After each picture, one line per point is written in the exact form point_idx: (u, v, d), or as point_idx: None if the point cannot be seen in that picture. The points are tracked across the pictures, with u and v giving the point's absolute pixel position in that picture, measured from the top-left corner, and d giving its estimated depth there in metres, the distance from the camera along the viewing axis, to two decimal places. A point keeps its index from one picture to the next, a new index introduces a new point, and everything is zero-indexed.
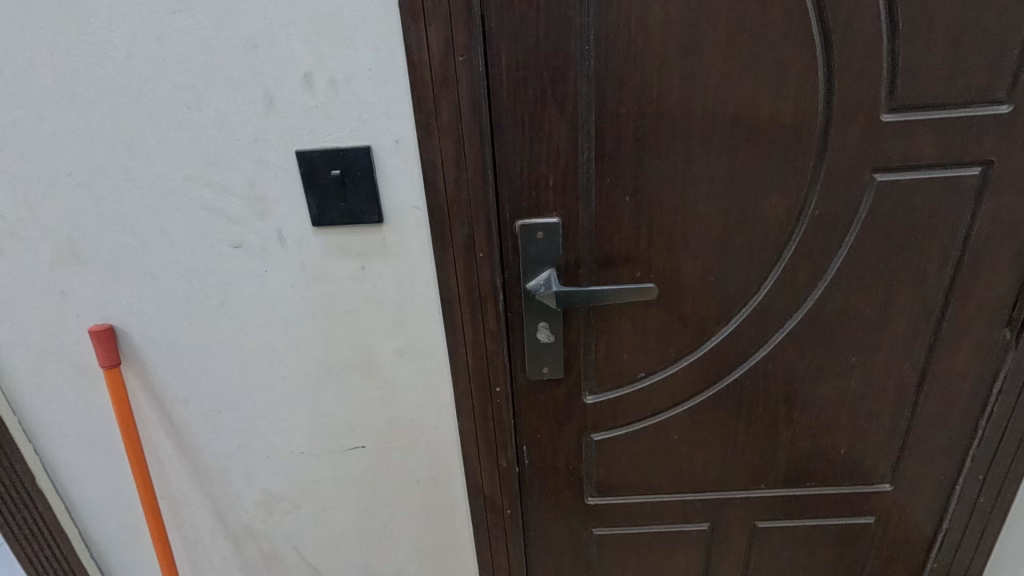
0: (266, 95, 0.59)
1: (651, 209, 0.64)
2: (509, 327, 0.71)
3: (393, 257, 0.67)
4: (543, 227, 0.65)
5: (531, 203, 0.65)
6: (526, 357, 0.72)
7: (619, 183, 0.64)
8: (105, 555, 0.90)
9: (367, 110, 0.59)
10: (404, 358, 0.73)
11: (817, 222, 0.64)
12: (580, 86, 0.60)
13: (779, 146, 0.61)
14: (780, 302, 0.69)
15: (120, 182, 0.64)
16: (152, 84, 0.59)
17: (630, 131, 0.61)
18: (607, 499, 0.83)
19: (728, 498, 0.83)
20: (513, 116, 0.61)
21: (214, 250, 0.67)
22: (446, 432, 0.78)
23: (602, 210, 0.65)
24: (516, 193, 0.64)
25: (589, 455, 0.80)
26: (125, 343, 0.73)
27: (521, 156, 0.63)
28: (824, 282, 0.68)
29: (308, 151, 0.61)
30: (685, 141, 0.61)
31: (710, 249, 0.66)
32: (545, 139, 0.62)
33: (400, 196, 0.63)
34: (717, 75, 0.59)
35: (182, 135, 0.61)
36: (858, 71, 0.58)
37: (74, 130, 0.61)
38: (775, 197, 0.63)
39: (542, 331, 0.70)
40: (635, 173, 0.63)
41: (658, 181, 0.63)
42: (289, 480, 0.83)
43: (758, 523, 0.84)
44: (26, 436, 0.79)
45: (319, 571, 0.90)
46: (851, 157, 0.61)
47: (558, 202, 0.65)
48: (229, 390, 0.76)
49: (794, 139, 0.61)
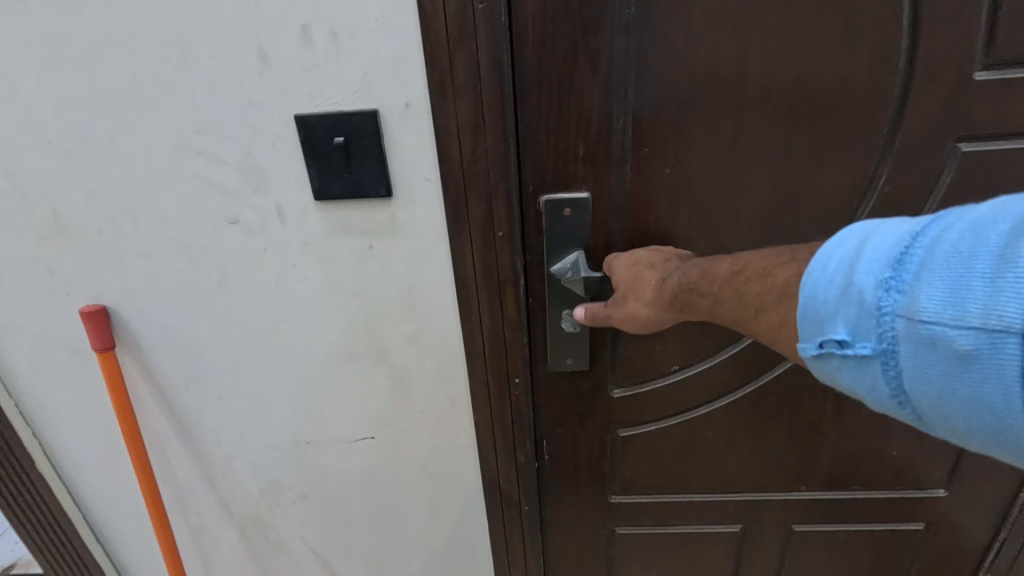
0: (260, 51, 0.52)
1: (693, 184, 0.57)
2: (529, 314, 0.64)
3: (402, 235, 0.60)
4: (570, 204, 0.58)
5: (557, 176, 0.58)
6: (549, 346, 0.66)
7: (657, 154, 0.56)
8: (110, 540, 0.88)
9: (373, 68, 0.52)
10: (415, 345, 0.67)
11: (885, 201, 0.56)
12: (617, 39, 0.52)
13: (847, 110, 0.53)
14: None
15: (105, 151, 0.58)
16: (133, 40, 0.53)
17: (674, 93, 0.53)
18: (633, 498, 0.78)
19: (764, 501, 0.77)
20: (538, 75, 0.53)
21: (209, 226, 0.61)
22: (460, 423, 0.73)
23: (637, 185, 0.58)
24: (539, 164, 0.57)
25: (614, 451, 0.74)
26: (119, 325, 0.68)
27: (548, 122, 0.55)
28: None
29: (307, 116, 0.55)
30: (737, 105, 0.53)
31: (759, 229, 0.58)
32: (575, 102, 0.54)
33: (410, 167, 0.56)
34: (780, 26, 0.50)
35: (169, 97, 0.55)
36: (951, 20, 0.49)
37: (52, 92, 0.55)
38: (838, 171, 0.55)
39: (568, 321, 0.63)
40: (677, 143, 0.55)
41: (704, 150, 0.55)
42: (296, 470, 0.79)
43: (794, 527, 0.78)
44: (24, 419, 0.76)
45: (328, 561, 0.87)
46: (932, 125, 0.53)
47: (588, 175, 0.58)
48: (230, 376, 0.72)
49: (865, 103, 0.53)
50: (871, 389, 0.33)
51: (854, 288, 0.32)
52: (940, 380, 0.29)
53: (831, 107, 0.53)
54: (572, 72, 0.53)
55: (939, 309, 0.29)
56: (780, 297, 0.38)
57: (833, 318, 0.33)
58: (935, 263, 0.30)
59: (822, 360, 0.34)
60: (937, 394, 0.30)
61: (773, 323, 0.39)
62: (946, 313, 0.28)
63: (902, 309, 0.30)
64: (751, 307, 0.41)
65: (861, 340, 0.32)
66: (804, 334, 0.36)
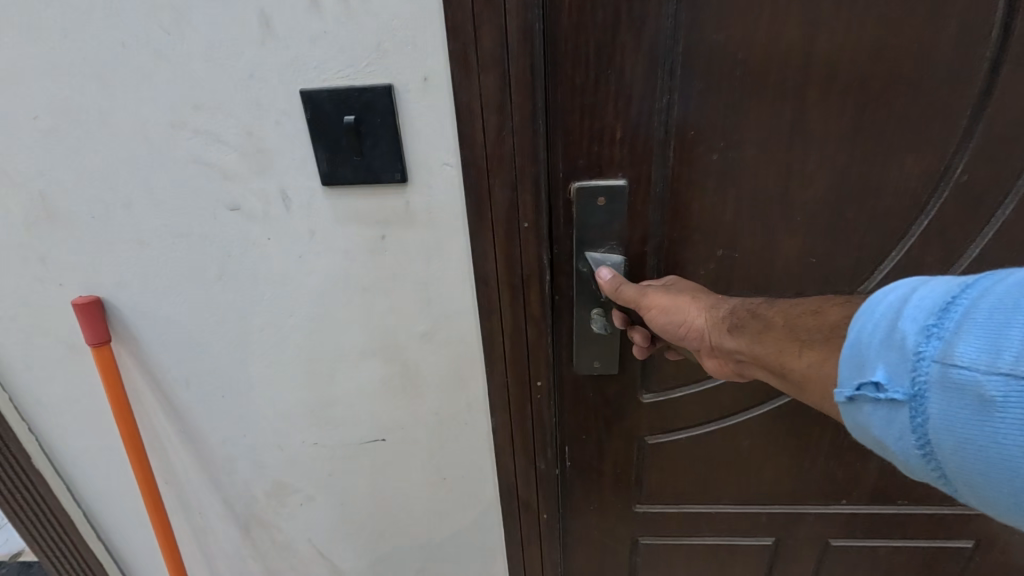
0: (261, 17, 0.47)
1: (743, 170, 0.52)
2: (556, 311, 0.60)
3: (418, 225, 0.55)
4: (604, 192, 0.53)
5: (591, 160, 0.52)
6: (575, 346, 0.61)
7: (705, 136, 0.51)
8: (112, 536, 0.85)
9: (387, 37, 0.47)
10: (430, 344, 0.62)
11: (962, 190, 0.52)
12: (666, 4, 0.46)
13: (925, 89, 0.48)
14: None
15: (95, 128, 0.53)
16: (121, 4, 0.47)
17: (729, 66, 0.48)
18: (657, 508, 0.73)
19: (800, 513, 0.71)
20: (573, 47, 0.48)
21: (208, 212, 0.56)
22: (477, 427, 0.68)
23: (679, 171, 0.53)
24: (572, 147, 0.52)
25: (641, 458, 0.70)
26: (115, 317, 0.64)
27: (584, 100, 0.50)
28: (957, 267, 0.56)
29: (315, 91, 0.49)
30: (801, 82, 0.48)
31: (814, 223, 0.54)
32: (614, 77, 0.49)
33: (428, 150, 0.51)
34: None
35: (163, 69, 0.50)
36: None
37: (35, 62, 0.50)
38: (911, 157, 0.51)
39: (598, 320, 0.58)
40: (728, 124, 0.50)
41: (761, 132, 0.50)
42: (302, 471, 0.74)
43: (831, 540, 0.73)
44: (19, 413, 0.73)
45: (336, 563, 0.83)
46: (1022, 105, 0.48)
47: (626, 159, 0.52)
48: (233, 373, 0.67)
49: (946, 84, 0.48)
50: (895, 440, 0.30)
51: (896, 332, 0.30)
52: (963, 429, 0.27)
53: (905, 91, 0.48)
54: (613, 43, 0.47)
55: (975, 357, 0.26)
56: (827, 340, 0.36)
57: (871, 359, 0.31)
58: (978, 314, 0.27)
59: (854, 403, 0.32)
60: (959, 447, 0.27)
61: (814, 360, 0.36)
62: (982, 360, 0.26)
63: (938, 356, 0.28)
64: (800, 341, 0.38)
65: (896, 385, 0.29)
66: (843, 377, 0.33)
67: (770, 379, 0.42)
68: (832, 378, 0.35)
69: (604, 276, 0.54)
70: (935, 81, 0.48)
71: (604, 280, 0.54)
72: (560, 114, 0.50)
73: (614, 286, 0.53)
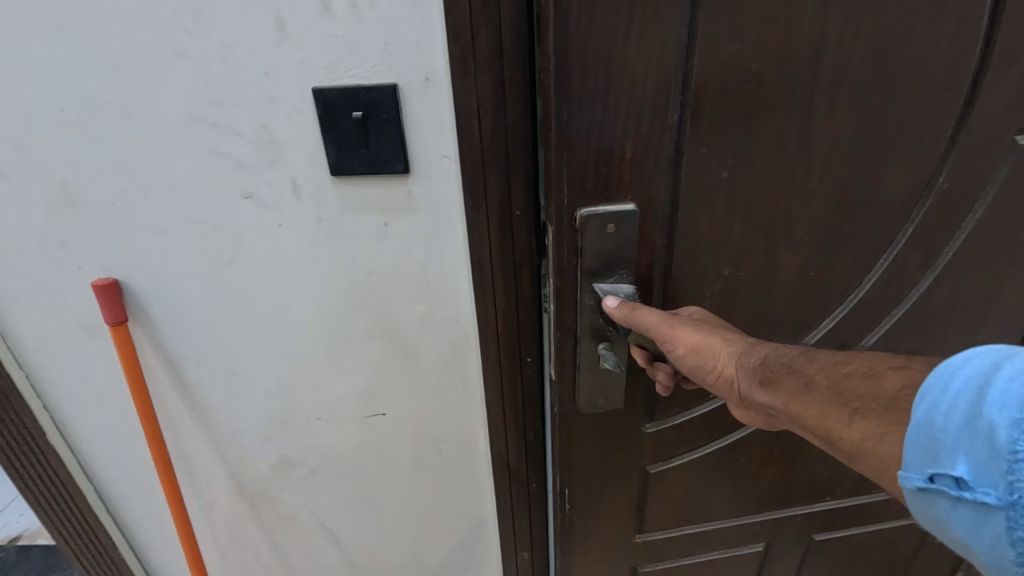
0: (277, 20, 0.51)
1: (754, 189, 0.57)
2: (562, 342, 0.63)
3: (419, 213, 0.60)
4: (613, 218, 0.56)
5: (599, 189, 0.55)
6: (581, 376, 0.64)
7: (719, 159, 0.55)
8: (121, 511, 0.89)
9: (393, 41, 0.51)
10: (429, 325, 0.67)
11: (940, 198, 0.61)
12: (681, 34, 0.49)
13: (915, 107, 0.55)
14: (884, 287, 0.66)
15: (118, 120, 0.57)
16: (146, 6, 0.51)
17: (734, 90, 0.52)
18: (655, 515, 0.80)
19: (787, 516, 0.82)
20: (585, 71, 0.49)
21: (223, 200, 0.61)
22: (472, 402, 0.74)
23: (688, 190, 0.56)
24: (586, 172, 0.54)
25: (642, 488, 0.77)
26: (131, 299, 0.68)
27: (597, 127, 0.52)
28: (935, 265, 0.65)
29: (325, 89, 0.54)
30: (808, 106, 0.54)
31: (808, 230, 0.60)
32: (627, 101, 0.51)
33: (429, 144, 0.56)
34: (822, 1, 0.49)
35: (185, 67, 0.54)
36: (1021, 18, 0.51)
37: (63, 59, 0.54)
38: (902, 170, 0.58)
39: (607, 356, 0.62)
40: (739, 145, 0.55)
41: (774, 154, 0.56)
42: (307, 446, 0.79)
43: (815, 535, 0.85)
44: (34, 391, 0.76)
45: (337, 534, 0.88)
46: (992, 123, 0.57)
47: (632, 181, 0.55)
48: (242, 353, 0.72)
49: (931, 104, 0.55)
50: (987, 547, 0.31)
51: (978, 428, 0.31)
52: None
53: (889, 109, 0.55)
54: (621, 56, 0.49)
55: None
56: (884, 412, 0.39)
57: (949, 453, 0.33)
58: None
59: (924, 493, 0.34)
60: None
61: (868, 434, 0.39)
62: None
63: None
64: (847, 408, 0.41)
65: (984, 487, 0.31)
66: (911, 463, 0.35)
67: (808, 437, 0.46)
68: (893, 454, 0.37)
69: (614, 304, 0.57)
70: (899, 99, 0.55)
71: (612, 308, 0.58)
72: (578, 142, 0.52)
73: (630, 313, 0.57)
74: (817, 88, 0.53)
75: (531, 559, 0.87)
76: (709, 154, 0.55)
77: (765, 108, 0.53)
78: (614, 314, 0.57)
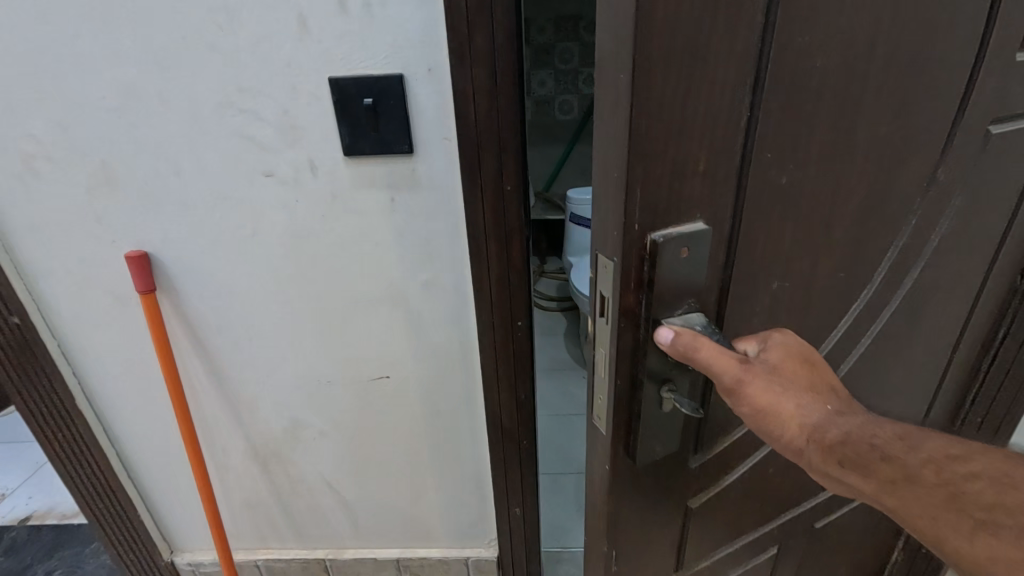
0: (300, 19, 0.59)
1: (799, 192, 0.44)
2: (618, 389, 0.45)
3: (423, 189, 0.68)
4: (689, 237, 0.40)
5: (671, 201, 0.39)
6: (641, 433, 0.48)
7: (778, 159, 0.41)
8: (142, 473, 0.96)
9: (401, 37, 0.59)
10: (430, 292, 0.75)
11: (937, 190, 0.52)
12: None
13: (940, 85, 0.45)
14: (882, 295, 0.56)
15: (154, 106, 0.64)
16: (185, 6, 0.59)
17: (808, 66, 0.38)
18: (694, 570, 0.67)
19: (798, 513, 0.74)
20: (663, 38, 0.33)
21: (246, 178, 0.68)
22: (468, 364, 0.81)
23: (750, 198, 0.42)
24: (647, 175, 0.37)
25: (682, 531, 0.61)
26: (159, 270, 0.75)
27: (674, 123, 0.36)
28: (917, 264, 0.57)
29: (340, 79, 0.61)
30: (862, 84, 0.41)
31: (842, 236, 0.49)
32: (704, 79, 0.35)
33: (432, 127, 0.64)
34: None
35: (217, 59, 0.62)
36: None
37: (108, 51, 0.62)
38: (915, 161, 0.49)
39: (677, 400, 0.46)
40: (796, 139, 0.41)
41: (821, 146, 0.42)
42: (317, 408, 0.87)
43: (816, 524, 0.79)
44: (65, 358, 0.83)
45: (343, 493, 0.96)
46: (988, 103, 0.50)
47: (704, 194, 0.40)
48: (259, 321, 0.79)
49: (951, 80, 0.46)
50: None
51: None
52: None
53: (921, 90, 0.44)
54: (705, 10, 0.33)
55: None
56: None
57: None
58: None
59: None
60: None
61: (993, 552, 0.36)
62: None
63: None
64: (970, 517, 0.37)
65: None
66: None
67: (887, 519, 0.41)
68: None
69: (670, 337, 0.42)
70: (941, 91, 0.46)
71: (667, 343, 0.42)
72: (651, 139, 0.36)
73: (688, 348, 0.42)
74: (882, 73, 0.42)
75: (522, 515, 0.95)
76: (783, 159, 0.41)
77: (844, 103, 0.41)
78: (669, 351, 0.42)
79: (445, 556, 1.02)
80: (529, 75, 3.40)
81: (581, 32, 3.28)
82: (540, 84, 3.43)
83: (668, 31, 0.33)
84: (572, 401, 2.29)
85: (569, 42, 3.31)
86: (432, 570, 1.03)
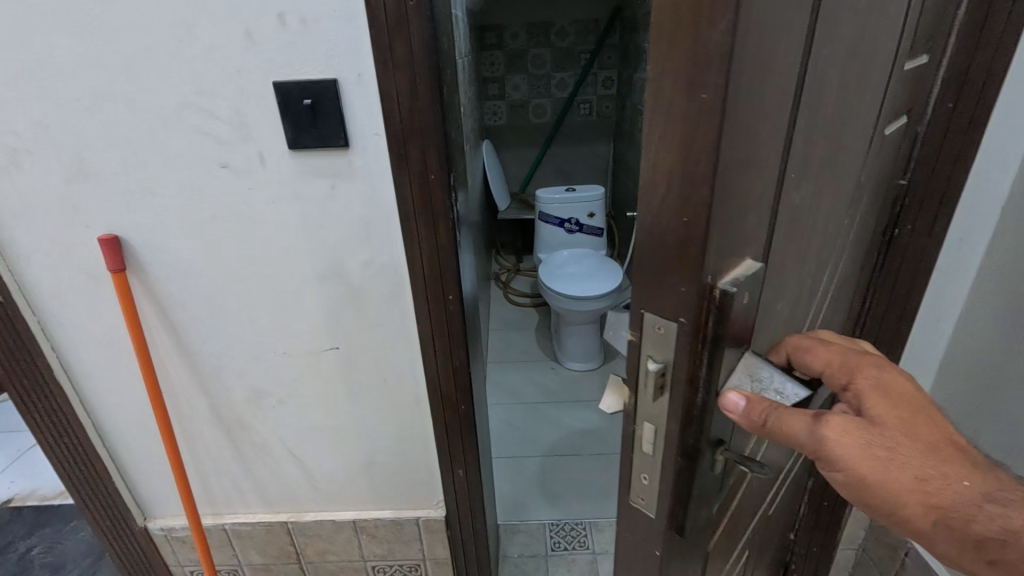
0: (247, 32, 0.70)
1: (801, 210, 0.45)
2: (677, 458, 0.42)
3: (359, 178, 0.78)
4: (748, 286, 0.39)
5: (732, 244, 0.36)
6: (694, 503, 0.44)
7: (795, 183, 0.42)
8: (116, 443, 1.05)
9: (333, 47, 0.70)
10: (370, 270, 0.86)
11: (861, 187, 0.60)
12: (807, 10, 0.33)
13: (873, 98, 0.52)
14: (829, 285, 0.63)
15: (123, 107, 0.74)
16: (148, 22, 0.69)
17: (817, 93, 0.39)
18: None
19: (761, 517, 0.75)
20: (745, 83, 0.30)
21: (205, 169, 0.78)
22: (408, 335, 0.92)
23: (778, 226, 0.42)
24: (724, 225, 0.34)
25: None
26: (129, 252, 0.84)
27: (742, 168, 0.34)
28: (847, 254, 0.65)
29: (283, 83, 0.72)
30: (837, 106, 0.44)
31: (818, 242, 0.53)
32: (767, 120, 0.34)
33: (364, 124, 0.75)
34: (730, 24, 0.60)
35: (176, 66, 0.72)
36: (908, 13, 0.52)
37: (82, 59, 0.72)
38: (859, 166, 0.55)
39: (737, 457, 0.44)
40: (805, 162, 0.42)
41: (817, 166, 0.45)
42: (275, 378, 0.96)
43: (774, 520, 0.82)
44: (45, 333, 0.92)
45: (302, 458, 1.05)
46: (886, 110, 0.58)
47: (756, 232, 0.39)
48: (220, 297, 0.89)
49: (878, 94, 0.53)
50: None
51: None
52: None
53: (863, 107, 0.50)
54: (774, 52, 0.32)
55: None
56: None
57: None
58: None
59: None
60: None
61: None
62: None
63: None
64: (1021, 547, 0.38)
65: None
66: None
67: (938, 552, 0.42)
68: None
69: (743, 409, 0.40)
70: (867, 101, 0.50)
71: (740, 413, 0.40)
72: (728, 184, 0.33)
73: (760, 419, 0.40)
74: (846, 91, 0.44)
75: (465, 476, 1.06)
76: (796, 181, 0.41)
77: (830, 124, 0.44)
78: (742, 423, 0.40)
79: (398, 516, 1.11)
80: (503, 79, 3.53)
81: (552, 39, 3.41)
82: (515, 89, 3.55)
83: (749, 68, 0.30)
84: (540, 390, 2.40)
85: (540, 48, 3.44)
86: (386, 531, 1.13)
